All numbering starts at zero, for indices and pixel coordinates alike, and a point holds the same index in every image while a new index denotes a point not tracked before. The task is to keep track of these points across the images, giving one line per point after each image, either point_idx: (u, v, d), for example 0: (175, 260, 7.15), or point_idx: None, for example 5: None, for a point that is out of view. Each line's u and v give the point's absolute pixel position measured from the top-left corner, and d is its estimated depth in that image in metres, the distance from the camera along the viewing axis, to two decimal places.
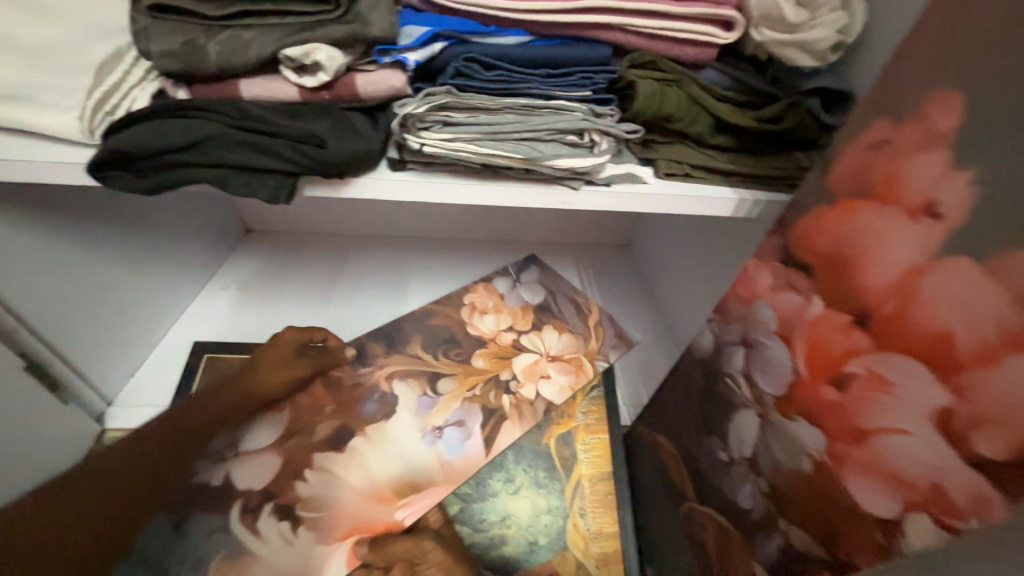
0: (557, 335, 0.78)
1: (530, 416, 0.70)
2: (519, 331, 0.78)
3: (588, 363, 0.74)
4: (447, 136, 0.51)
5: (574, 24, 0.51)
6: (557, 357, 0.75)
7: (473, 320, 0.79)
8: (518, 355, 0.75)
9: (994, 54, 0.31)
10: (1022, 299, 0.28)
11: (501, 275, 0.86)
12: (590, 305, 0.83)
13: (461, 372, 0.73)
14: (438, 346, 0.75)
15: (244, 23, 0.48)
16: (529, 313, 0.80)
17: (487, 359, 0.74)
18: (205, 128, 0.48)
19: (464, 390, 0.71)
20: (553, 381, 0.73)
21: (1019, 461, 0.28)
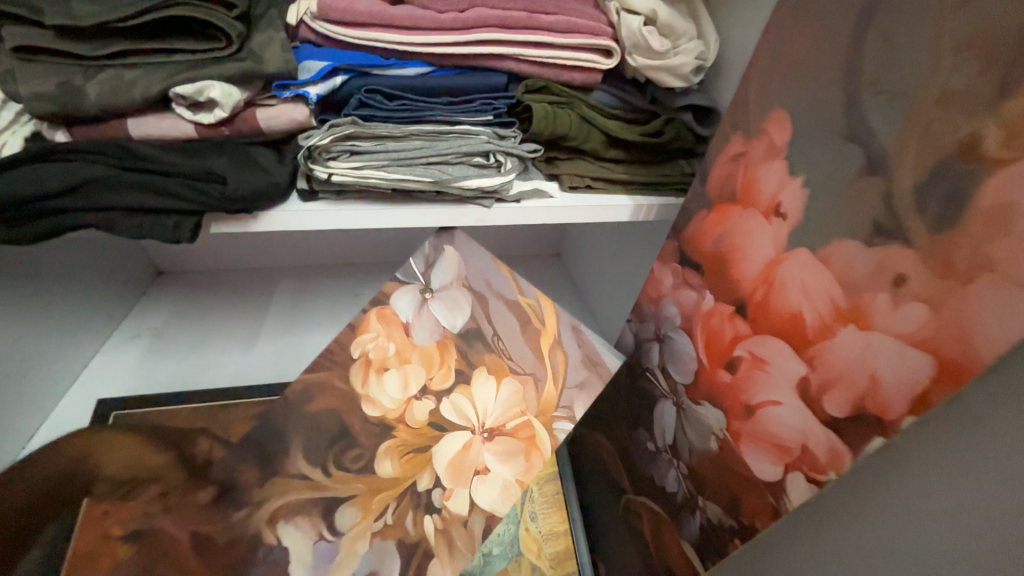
0: (494, 386, 0.54)
1: (463, 542, 0.48)
2: (437, 393, 0.55)
3: (543, 430, 0.52)
4: (355, 165, 0.52)
5: (472, 55, 0.55)
6: (494, 433, 0.52)
7: (367, 390, 0.55)
8: (439, 441, 0.52)
9: (806, 80, 0.37)
10: (844, 279, 0.34)
11: (406, 284, 0.59)
12: (541, 317, 0.56)
13: (364, 492, 0.51)
14: (327, 452, 0.54)
15: (128, 62, 0.47)
16: (449, 354, 0.56)
17: (393, 461, 0.52)
18: (86, 170, 0.45)
19: (371, 521, 0.50)
20: (492, 480, 0.50)
21: (856, 417, 0.33)
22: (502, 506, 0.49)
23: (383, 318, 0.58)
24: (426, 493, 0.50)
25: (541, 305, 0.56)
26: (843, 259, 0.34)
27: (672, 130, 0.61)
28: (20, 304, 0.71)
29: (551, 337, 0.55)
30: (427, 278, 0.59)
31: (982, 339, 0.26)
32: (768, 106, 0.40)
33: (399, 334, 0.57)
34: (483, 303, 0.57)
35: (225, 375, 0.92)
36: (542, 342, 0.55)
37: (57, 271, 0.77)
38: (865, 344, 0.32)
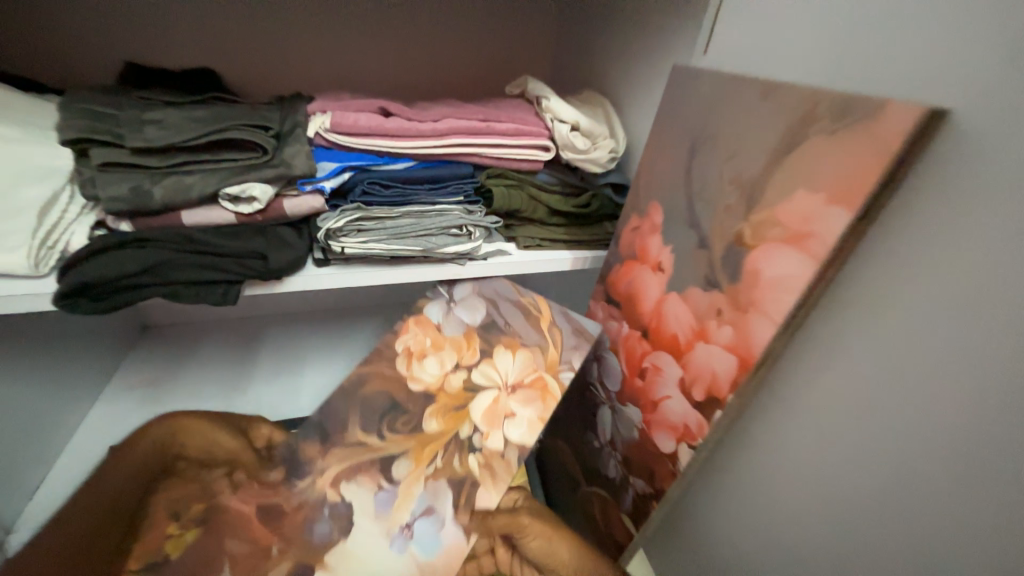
0: (511, 357, 0.72)
1: (503, 469, 0.66)
2: (468, 367, 0.72)
3: (551, 379, 0.68)
4: (361, 240, 0.68)
5: (446, 153, 0.74)
6: (517, 386, 0.70)
7: (412, 370, 0.73)
8: (475, 400, 0.70)
9: (666, 183, 0.57)
10: (696, 312, 0.53)
11: (433, 299, 0.78)
12: (537, 306, 0.74)
13: (415, 448, 0.68)
14: (380, 421, 0.71)
15: (185, 170, 0.62)
16: (474, 339, 0.74)
17: (439, 420, 0.70)
18: (155, 255, 0.59)
19: (423, 468, 0.67)
20: (520, 420, 0.68)
21: (708, 399, 0.51)
22: (529, 437, 0.67)
23: (418, 318, 0.76)
24: (467, 439, 0.68)
25: (537, 298, 0.75)
26: (694, 299, 0.53)
27: (597, 201, 0.82)
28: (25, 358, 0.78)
29: (548, 317, 0.73)
30: (450, 288, 0.78)
31: (756, 347, 0.45)
32: (648, 197, 0.60)
33: (433, 328, 0.75)
34: (494, 301, 0.77)
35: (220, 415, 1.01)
36: (542, 322, 0.73)
37: (54, 332, 0.84)
38: (709, 351, 0.51)
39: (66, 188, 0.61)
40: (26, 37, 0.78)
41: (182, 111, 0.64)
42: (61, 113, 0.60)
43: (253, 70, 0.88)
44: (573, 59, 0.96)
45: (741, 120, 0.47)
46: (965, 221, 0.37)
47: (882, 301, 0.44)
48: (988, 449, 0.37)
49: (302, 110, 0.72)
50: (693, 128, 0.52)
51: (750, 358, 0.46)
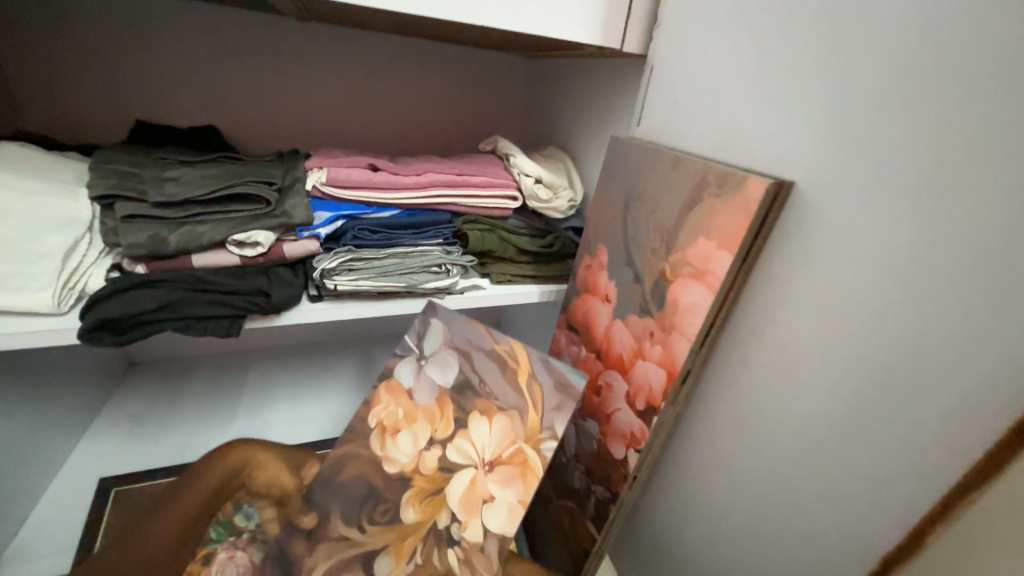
0: (487, 425, 0.73)
1: (483, 563, 0.66)
2: (441, 443, 0.75)
3: (533, 452, 0.68)
4: (352, 278, 0.77)
5: (426, 203, 0.85)
6: (495, 464, 0.70)
7: (388, 450, 0.78)
8: (451, 482, 0.72)
9: (608, 229, 0.69)
10: (636, 335, 0.63)
11: (404, 360, 0.83)
12: (515, 359, 0.75)
13: (394, 541, 0.72)
14: (360, 510, 0.76)
15: (199, 220, 0.71)
16: (448, 408, 0.77)
17: (414, 508, 0.73)
18: (171, 293, 0.68)
19: (404, 563, 0.70)
20: (500, 507, 0.67)
21: (649, 410, 0.61)
22: (508, 526, 0.66)
23: (391, 386, 0.82)
24: (444, 530, 0.71)
25: (514, 348, 0.75)
26: (634, 324, 0.64)
27: (560, 242, 0.94)
28: (23, 391, 0.83)
29: (526, 373, 0.73)
30: (421, 346, 0.82)
31: (679, 361, 0.56)
32: (595, 240, 0.73)
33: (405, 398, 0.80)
34: (467, 357, 0.79)
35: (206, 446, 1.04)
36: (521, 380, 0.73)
37: (43, 367, 0.88)
38: (647, 368, 0.61)
39: (85, 235, 0.69)
40: (49, 99, 0.88)
41: (198, 170, 0.74)
42: (93, 173, 0.69)
43: (254, 129, 1.00)
44: (537, 121, 1.11)
45: (659, 182, 0.60)
46: (815, 261, 0.50)
47: (771, 322, 0.56)
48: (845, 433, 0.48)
49: (301, 167, 0.83)
50: (626, 187, 0.66)
51: (676, 371, 0.57)
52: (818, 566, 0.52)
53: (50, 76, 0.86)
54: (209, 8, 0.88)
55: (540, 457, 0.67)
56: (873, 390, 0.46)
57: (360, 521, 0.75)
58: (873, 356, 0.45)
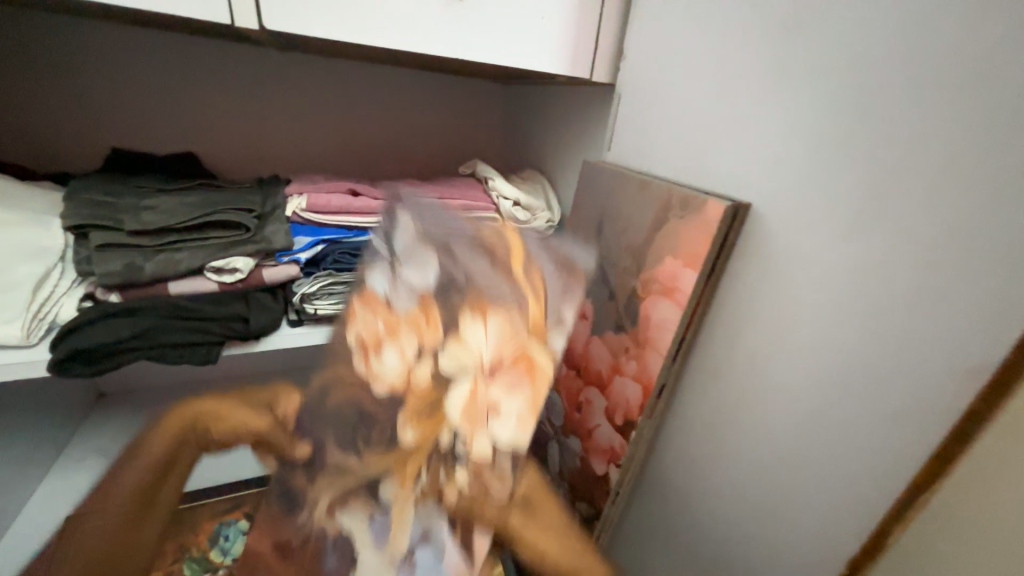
0: (482, 325, 0.48)
1: (496, 476, 0.47)
2: (433, 352, 0.51)
3: (537, 350, 0.46)
4: (332, 302, 0.78)
5: None
6: (496, 369, 0.46)
7: (371, 372, 0.55)
8: (448, 394, 0.49)
9: (583, 249, 0.72)
10: (613, 350, 0.65)
11: (378, 267, 0.60)
12: (493, 240, 0.54)
13: (395, 462, 0.52)
14: (354, 436, 0.55)
15: (175, 248, 0.71)
16: (433, 310, 0.52)
17: (414, 426, 0.51)
18: (147, 322, 0.67)
19: (410, 487, 0.51)
20: (507, 414, 0.45)
21: (628, 423, 0.62)
22: (521, 436, 0.45)
23: (365, 299, 0.59)
24: (446, 451, 0.49)
25: (502, 230, 0.55)
26: (610, 340, 0.66)
27: None
28: None
29: (521, 258, 0.52)
30: (391, 248, 0.59)
31: (654, 375, 0.58)
32: None
33: (382, 304, 0.57)
34: (446, 253, 0.53)
35: None
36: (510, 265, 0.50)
37: (7, 402, 0.84)
38: (624, 382, 0.63)
39: (57, 265, 0.67)
40: (21, 129, 0.87)
41: (176, 198, 0.74)
42: (68, 204, 0.69)
43: (234, 155, 1.00)
44: (514, 145, 1.15)
45: (629, 204, 0.63)
46: (774, 275, 0.54)
47: (738, 335, 0.59)
48: (810, 440, 0.51)
49: (281, 193, 0.84)
50: (598, 209, 0.68)
51: (651, 384, 0.59)
52: (799, 573, 0.53)
53: (25, 106, 0.86)
54: (191, 41, 0.90)
55: (549, 357, 0.46)
56: (833, 398, 0.48)
57: (355, 444, 0.54)
58: (830, 364, 0.48)
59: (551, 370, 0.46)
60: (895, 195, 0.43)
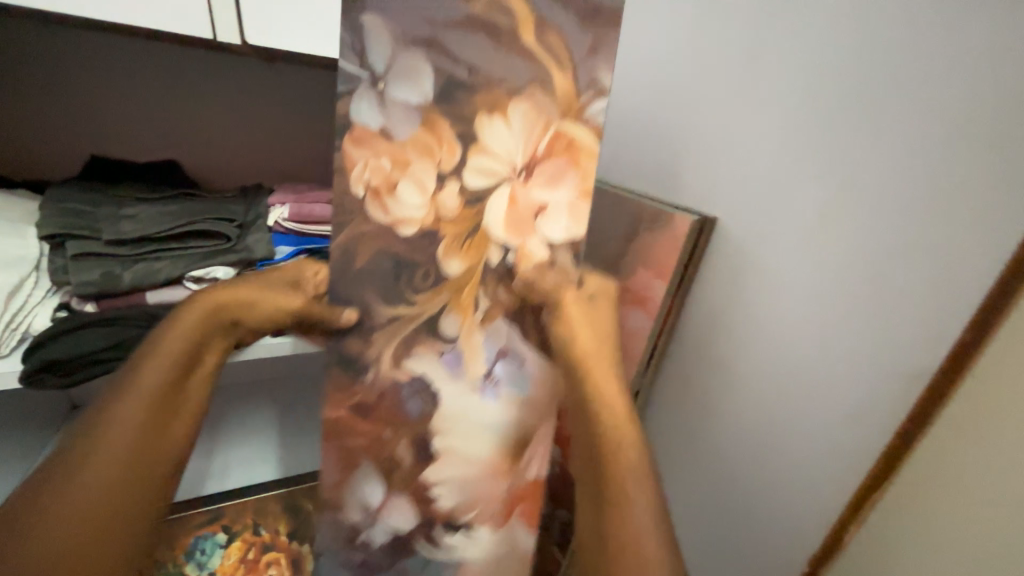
0: (503, 123, 0.57)
1: (561, 274, 0.59)
2: (456, 176, 0.59)
3: (578, 128, 0.55)
4: None
5: None
6: (534, 167, 0.57)
7: (397, 217, 0.59)
8: (485, 212, 0.60)
9: None
10: None
11: (357, 86, 0.54)
12: (489, 24, 0.54)
13: (451, 294, 0.63)
14: (398, 283, 0.62)
15: (155, 256, 0.71)
16: (443, 130, 0.57)
17: (458, 257, 0.62)
18: (124, 332, 0.67)
19: (471, 315, 0.64)
20: (558, 213, 0.58)
21: None
22: (575, 226, 0.57)
23: (359, 139, 0.56)
24: (499, 266, 0.61)
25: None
26: None
27: None
28: None
29: (530, 26, 0.53)
30: (369, 64, 0.54)
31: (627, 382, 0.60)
32: None
33: (382, 141, 0.57)
34: (437, 46, 0.54)
35: None
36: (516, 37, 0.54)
37: None
38: None
39: (32, 274, 0.67)
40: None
41: (157, 207, 0.75)
42: (45, 212, 0.69)
43: (217, 163, 1.00)
44: None
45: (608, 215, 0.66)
46: None
47: None
48: None
49: (263, 202, 0.84)
50: None
51: None
52: None
53: (4, 113, 0.85)
54: (178, 51, 0.91)
55: (590, 129, 0.55)
56: None
57: (402, 295, 0.62)
58: None
59: (595, 146, 0.55)
60: (841, 220, 0.52)
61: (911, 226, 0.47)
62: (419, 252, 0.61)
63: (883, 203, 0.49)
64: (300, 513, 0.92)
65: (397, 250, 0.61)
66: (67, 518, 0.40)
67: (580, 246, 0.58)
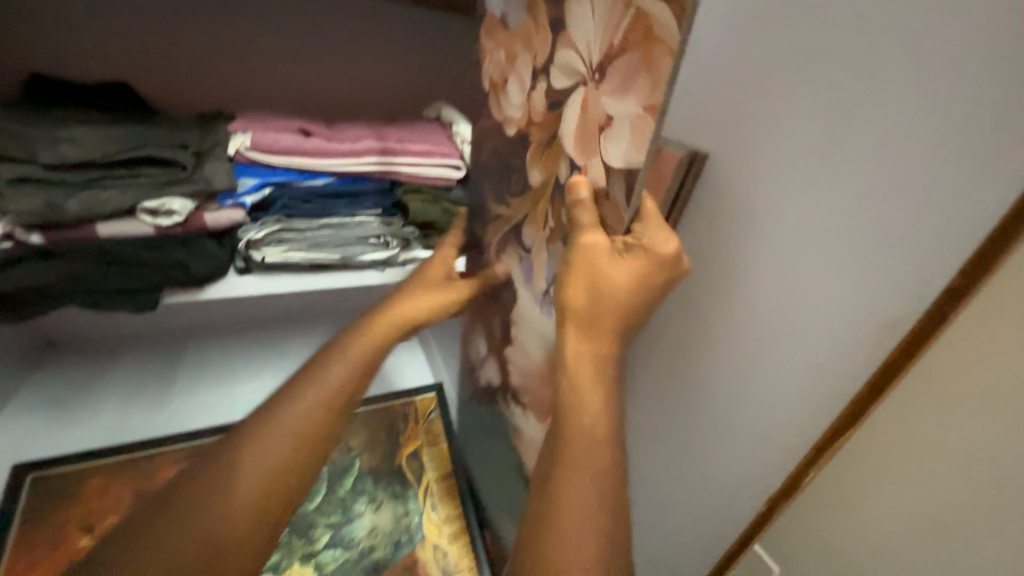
0: (587, 4, 0.44)
1: (612, 209, 0.46)
2: (547, 72, 0.52)
3: (658, 11, 0.36)
4: (282, 250, 0.76)
5: (363, 170, 0.80)
6: (608, 64, 0.43)
7: (505, 113, 0.62)
8: (561, 121, 0.50)
9: None
10: None
11: None
12: None
13: (531, 207, 0.60)
14: (503, 182, 0.66)
15: (101, 185, 0.65)
16: (541, 15, 0.51)
17: (538, 166, 0.57)
18: (74, 268, 0.64)
19: (541, 231, 0.59)
20: (620, 130, 0.42)
21: None
22: (632, 151, 0.41)
23: (491, 31, 0.63)
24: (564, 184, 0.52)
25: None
26: None
27: None
28: None
29: None
30: None
31: None
32: None
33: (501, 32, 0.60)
34: None
35: (139, 430, 0.97)
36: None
37: None
38: None
39: None
40: None
41: (99, 128, 0.68)
42: None
43: (173, 85, 0.91)
44: None
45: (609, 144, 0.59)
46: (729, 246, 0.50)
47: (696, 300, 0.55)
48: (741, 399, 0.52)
49: (221, 128, 0.77)
50: None
51: None
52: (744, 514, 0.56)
53: None
54: None
55: (671, 9, 0.35)
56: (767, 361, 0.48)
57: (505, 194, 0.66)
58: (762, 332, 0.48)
59: (673, 38, 0.35)
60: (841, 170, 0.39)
61: (886, 231, 0.37)
62: (509, 146, 0.63)
63: (853, 211, 0.39)
64: None
65: (504, 144, 0.65)
66: (257, 466, 0.56)
67: (635, 180, 0.42)
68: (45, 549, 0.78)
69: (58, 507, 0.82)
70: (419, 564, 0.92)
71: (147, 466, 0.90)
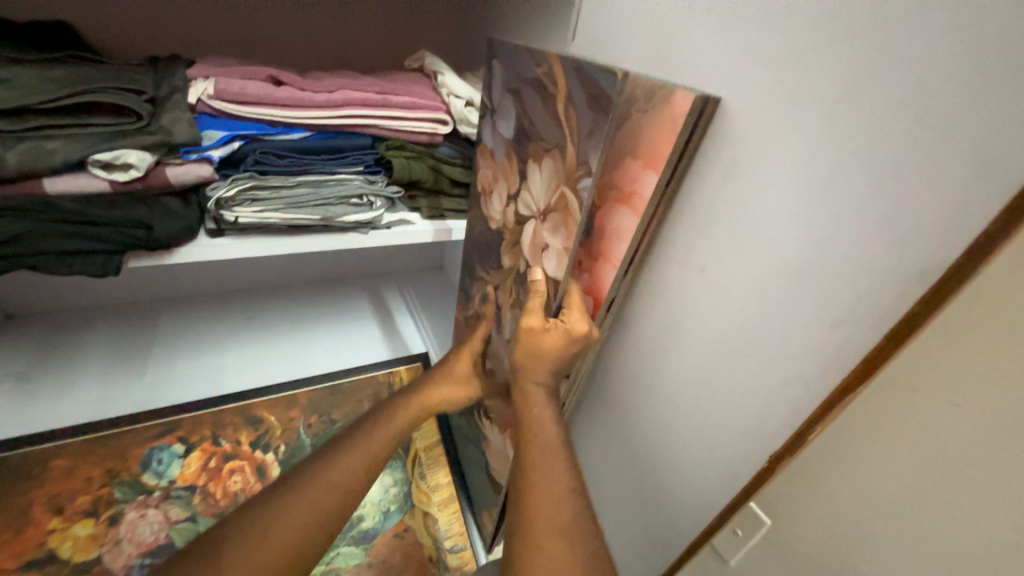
0: (537, 169, 0.61)
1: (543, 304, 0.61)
2: (514, 194, 0.67)
3: (571, 194, 0.54)
4: (257, 210, 0.70)
5: (342, 124, 0.74)
6: (548, 212, 0.60)
7: (489, 211, 0.75)
8: (522, 233, 0.66)
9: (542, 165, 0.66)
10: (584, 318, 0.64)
11: (484, 113, 0.72)
12: (554, 80, 0.55)
13: (501, 283, 0.74)
14: (484, 258, 0.79)
15: (44, 135, 0.57)
16: (513, 158, 0.66)
17: (509, 255, 0.71)
18: (19, 225, 0.57)
19: (507, 302, 0.72)
20: (553, 257, 0.60)
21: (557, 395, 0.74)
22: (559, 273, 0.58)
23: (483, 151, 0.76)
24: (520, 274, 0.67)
25: (551, 65, 0.55)
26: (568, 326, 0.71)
27: None
28: None
29: (563, 90, 0.54)
30: (491, 94, 0.70)
31: (605, 289, 0.58)
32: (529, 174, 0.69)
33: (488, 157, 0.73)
34: (519, 97, 0.62)
35: (104, 407, 0.89)
36: (558, 106, 0.55)
37: None
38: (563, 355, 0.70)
39: None
40: None
41: (34, 71, 0.60)
42: None
43: (118, 20, 0.80)
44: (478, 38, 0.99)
45: None
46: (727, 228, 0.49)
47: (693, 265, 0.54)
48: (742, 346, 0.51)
49: (178, 73, 0.69)
50: None
51: (602, 297, 0.59)
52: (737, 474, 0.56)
53: None
54: None
55: (576, 199, 0.53)
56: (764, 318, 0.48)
57: (486, 267, 0.79)
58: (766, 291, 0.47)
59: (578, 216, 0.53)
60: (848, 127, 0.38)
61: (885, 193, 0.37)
62: (489, 236, 0.76)
63: (801, 268, 0.44)
64: (261, 424, 0.93)
65: (485, 231, 0.77)
66: (260, 541, 0.48)
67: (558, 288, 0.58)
68: (8, 533, 0.74)
69: (21, 489, 0.77)
70: (411, 531, 0.92)
71: (119, 443, 0.85)
